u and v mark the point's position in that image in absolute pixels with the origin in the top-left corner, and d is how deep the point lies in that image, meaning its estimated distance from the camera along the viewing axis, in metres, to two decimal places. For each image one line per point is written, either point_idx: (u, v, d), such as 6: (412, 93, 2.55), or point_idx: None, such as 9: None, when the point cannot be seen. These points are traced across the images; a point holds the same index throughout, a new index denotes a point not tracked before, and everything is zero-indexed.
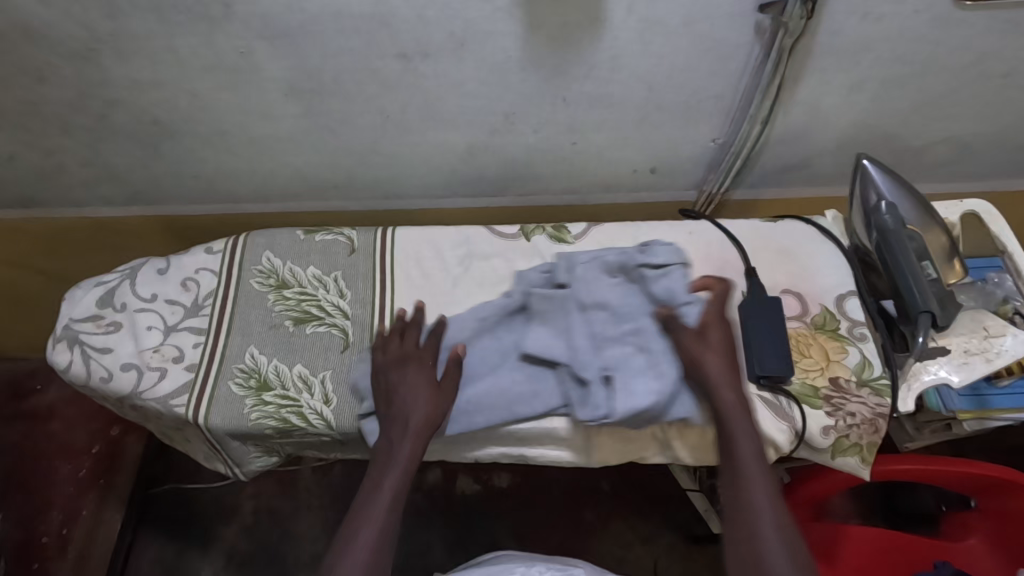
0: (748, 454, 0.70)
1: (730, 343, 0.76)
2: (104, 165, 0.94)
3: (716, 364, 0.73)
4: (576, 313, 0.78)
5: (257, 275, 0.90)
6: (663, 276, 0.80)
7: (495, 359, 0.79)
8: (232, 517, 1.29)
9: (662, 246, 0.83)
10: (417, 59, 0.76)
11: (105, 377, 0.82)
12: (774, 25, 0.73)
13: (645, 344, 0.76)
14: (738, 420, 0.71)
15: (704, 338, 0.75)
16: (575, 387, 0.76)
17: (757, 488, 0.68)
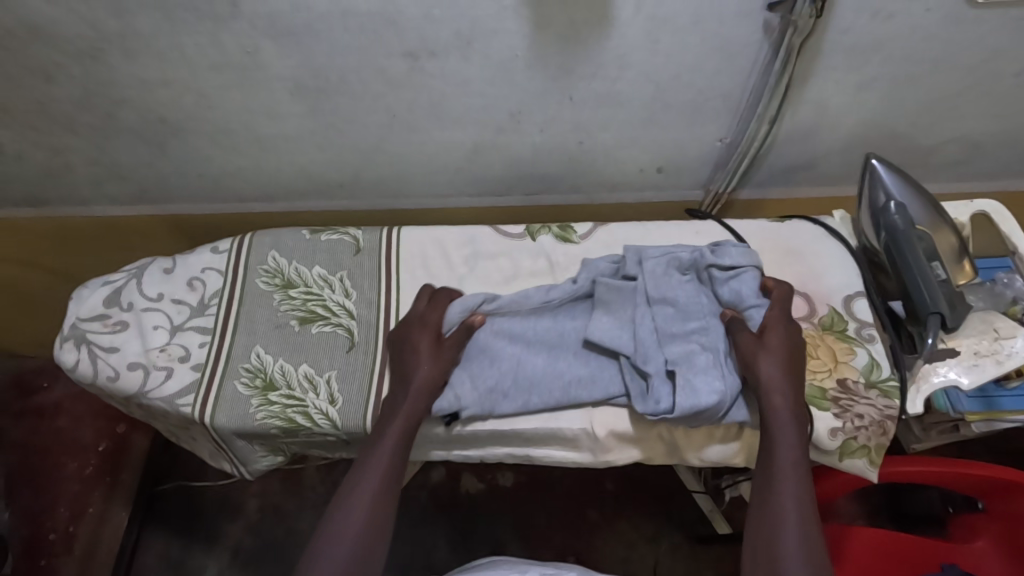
0: (787, 460, 0.69)
1: (797, 344, 0.75)
2: (111, 164, 0.94)
3: (775, 365, 0.72)
4: (643, 306, 0.78)
5: (263, 275, 0.90)
6: (733, 278, 0.81)
7: (553, 341, 0.80)
8: (237, 514, 1.30)
9: (733, 249, 0.83)
10: (423, 58, 0.76)
11: (112, 376, 0.83)
12: (783, 23, 0.72)
13: (711, 344, 0.75)
14: (786, 421, 0.70)
15: (764, 340, 0.75)
16: (636, 380, 0.76)
17: (789, 492, 0.67)
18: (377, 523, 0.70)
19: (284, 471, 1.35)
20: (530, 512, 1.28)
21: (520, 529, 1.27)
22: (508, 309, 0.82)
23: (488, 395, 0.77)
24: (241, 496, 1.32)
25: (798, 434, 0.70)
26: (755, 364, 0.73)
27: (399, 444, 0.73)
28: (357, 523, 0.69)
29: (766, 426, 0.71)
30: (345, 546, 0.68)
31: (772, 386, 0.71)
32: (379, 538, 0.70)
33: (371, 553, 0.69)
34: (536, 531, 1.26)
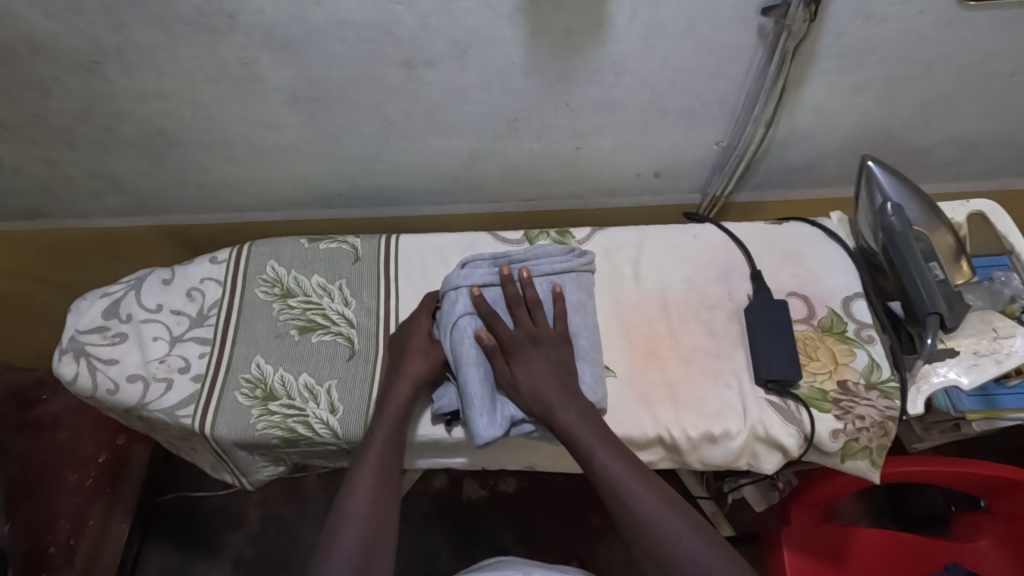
0: (614, 463, 0.69)
1: (550, 356, 0.75)
2: (108, 176, 0.94)
3: (535, 383, 0.73)
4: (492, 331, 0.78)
5: (262, 284, 0.90)
6: (452, 293, 0.79)
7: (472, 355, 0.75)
8: (239, 523, 1.31)
9: (483, 264, 0.81)
10: (420, 67, 0.76)
11: (111, 389, 0.83)
12: (778, 28, 0.72)
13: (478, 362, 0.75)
14: (583, 427, 0.70)
15: (513, 367, 0.74)
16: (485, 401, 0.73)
17: (632, 493, 0.68)
18: (382, 517, 0.70)
19: (286, 479, 1.35)
20: (534, 517, 1.28)
21: (523, 534, 1.27)
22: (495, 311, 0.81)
23: (490, 397, 0.74)
24: (242, 505, 1.33)
25: (597, 434, 0.71)
26: (533, 390, 0.73)
27: (390, 436, 0.73)
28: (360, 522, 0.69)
29: (576, 444, 0.70)
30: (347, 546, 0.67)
31: (543, 397, 0.72)
32: (382, 533, 0.69)
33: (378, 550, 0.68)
34: (540, 537, 1.26)
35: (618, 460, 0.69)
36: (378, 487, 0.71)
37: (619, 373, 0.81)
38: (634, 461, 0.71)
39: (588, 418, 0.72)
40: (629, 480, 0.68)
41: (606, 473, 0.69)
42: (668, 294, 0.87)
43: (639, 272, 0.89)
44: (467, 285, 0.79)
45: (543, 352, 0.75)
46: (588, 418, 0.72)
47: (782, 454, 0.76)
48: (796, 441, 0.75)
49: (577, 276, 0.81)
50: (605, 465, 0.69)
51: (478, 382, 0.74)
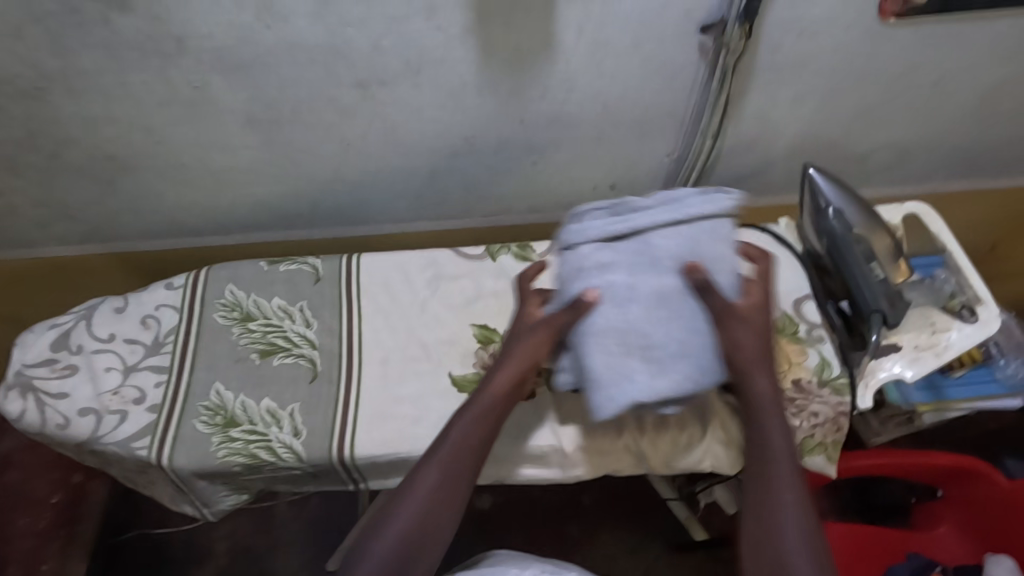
0: (787, 493, 0.62)
1: (769, 337, 0.67)
2: (56, 204, 0.92)
3: (752, 354, 0.65)
4: (624, 281, 0.65)
5: (220, 309, 0.89)
6: (566, 250, 0.70)
7: (618, 327, 0.64)
8: (206, 558, 1.27)
9: (599, 215, 0.69)
10: (374, 87, 0.77)
11: (61, 424, 0.80)
12: (717, 45, 0.76)
13: (628, 330, 0.64)
14: (765, 387, 0.66)
15: (737, 317, 0.65)
16: (611, 375, 0.63)
17: (788, 528, 0.60)
18: (450, 502, 0.65)
19: (254, 509, 1.31)
20: (510, 533, 1.28)
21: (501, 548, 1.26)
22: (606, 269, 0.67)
23: (616, 370, 0.63)
24: (209, 540, 1.28)
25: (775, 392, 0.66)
26: (744, 378, 0.66)
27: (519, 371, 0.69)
28: (434, 486, 0.65)
29: (760, 449, 0.65)
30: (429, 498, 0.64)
31: (749, 384, 0.66)
32: (450, 517, 0.64)
33: (431, 542, 0.63)
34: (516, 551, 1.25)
35: (793, 489, 0.62)
36: (468, 453, 0.67)
37: None
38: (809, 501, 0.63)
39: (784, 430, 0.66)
40: (789, 510, 0.61)
41: (768, 454, 0.64)
42: None
43: None
44: (589, 241, 0.69)
45: (767, 326, 0.67)
46: (784, 426, 0.66)
47: (744, 454, 0.79)
48: None
49: (714, 225, 0.68)
50: (772, 457, 0.64)
51: (599, 358, 0.63)
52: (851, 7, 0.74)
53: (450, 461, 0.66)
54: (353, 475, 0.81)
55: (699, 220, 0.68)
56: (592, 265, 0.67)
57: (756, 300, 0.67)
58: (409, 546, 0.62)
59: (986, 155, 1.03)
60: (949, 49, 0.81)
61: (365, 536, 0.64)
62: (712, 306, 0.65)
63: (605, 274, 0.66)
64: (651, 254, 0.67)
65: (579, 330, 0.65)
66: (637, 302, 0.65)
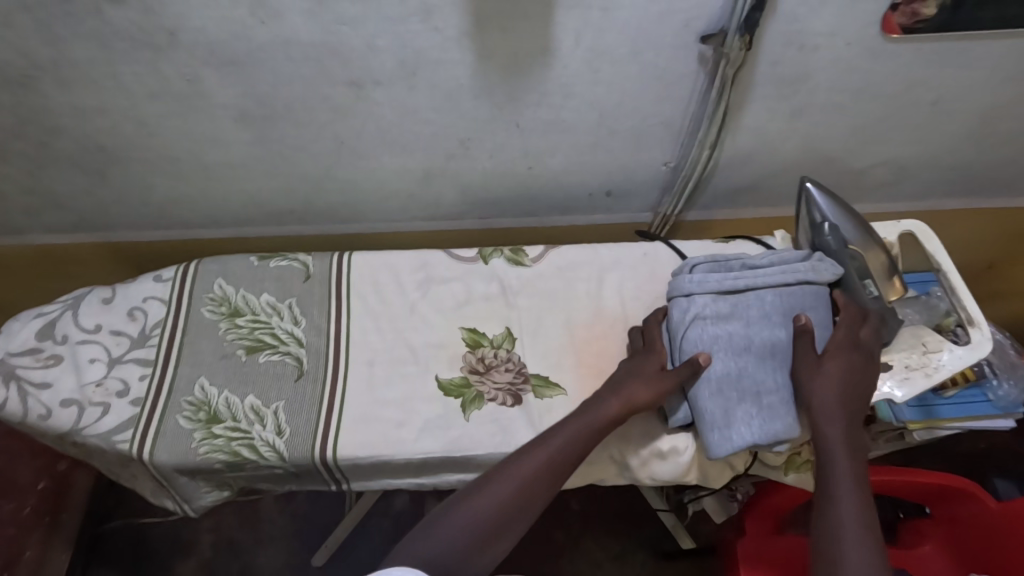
0: (852, 521, 0.61)
1: (860, 378, 0.70)
2: (46, 192, 0.91)
3: (831, 393, 0.68)
4: (738, 331, 0.73)
5: (209, 303, 0.88)
6: (684, 298, 0.76)
7: (731, 376, 0.71)
8: (190, 550, 1.26)
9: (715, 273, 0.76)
10: (368, 86, 0.76)
11: (43, 415, 0.79)
12: (717, 55, 0.75)
13: (737, 378, 0.71)
14: (831, 410, 0.67)
15: (822, 362, 0.70)
16: (723, 419, 0.70)
17: (852, 554, 0.59)
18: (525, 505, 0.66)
19: (242, 503, 1.31)
20: None
21: None
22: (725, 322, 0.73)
23: (727, 413, 0.70)
24: (195, 532, 1.28)
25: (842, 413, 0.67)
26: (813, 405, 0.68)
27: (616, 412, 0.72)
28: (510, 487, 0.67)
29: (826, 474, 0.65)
30: (500, 494, 0.66)
31: (822, 418, 0.67)
32: (515, 521, 0.66)
33: (494, 544, 0.64)
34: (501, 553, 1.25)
35: (857, 513, 0.62)
36: (552, 461, 0.69)
37: (569, 391, 0.81)
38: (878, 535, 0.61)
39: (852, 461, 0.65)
40: (854, 539, 0.60)
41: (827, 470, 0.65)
42: (628, 315, 0.88)
43: (593, 291, 0.90)
44: (701, 293, 0.75)
45: (857, 366, 0.70)
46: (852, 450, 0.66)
47: (729, 469, 0.79)
48: (741, 457, 0.77)
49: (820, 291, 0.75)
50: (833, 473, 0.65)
51: (713, 402, 0.71)
52: (853, 22, 0.73)
53: (537, 466, 0.68)
54: (335, 476, 0.80)
55: (811, 278, 0.75)
56: (707, 316, 0.74)
57: (851, 339, 0.72)
58: (473, 535, 0.64)
59: (985, 176, 1.02)
60: (951, 67, 0.81)
61: (429, 519, 0.66)
62: (802, 352, 0.71)
63: (721, 327, 0.73)
64: (764, 311, 0.73)
65: (699, 376, 0.72)
66: (751, 353, 0.72)
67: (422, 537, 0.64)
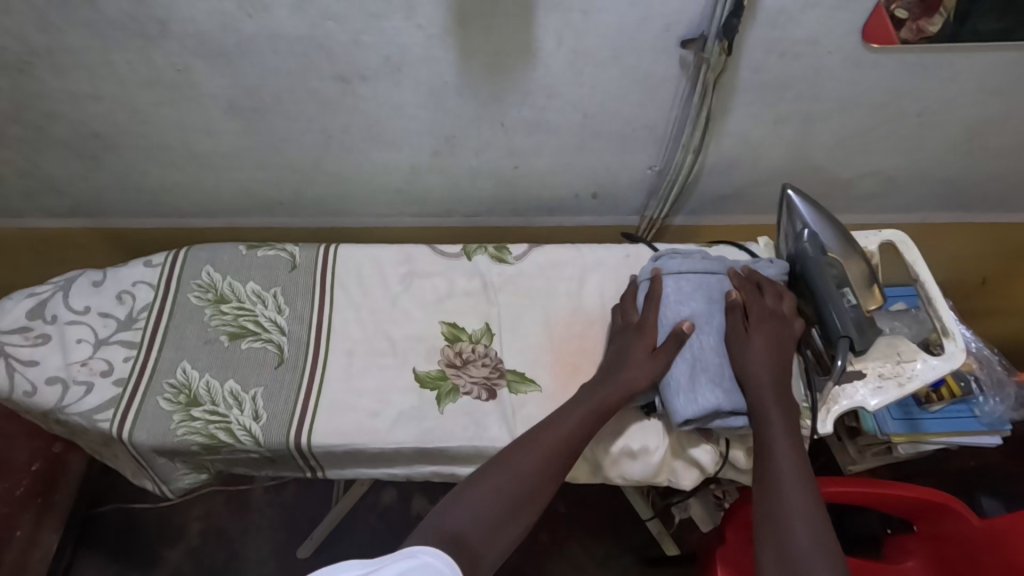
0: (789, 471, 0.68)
1: (784, 345, 0.76)
2: (43, 176, 0.93)
3: (760, 364, 0.73)
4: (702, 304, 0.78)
5: (195, 289, 0.90)
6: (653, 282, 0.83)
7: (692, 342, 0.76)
8: (177, 539, 1.27)
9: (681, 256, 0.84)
10: (355, 81, 0.78)
11: (29, 391, 0.80)
12: (698, 61, 0.76)
13: (702, 351, 0.75)
14: (763, 385, 0.72)
15: (753, 335, 0.76)
16: (687, 382, 0.73)
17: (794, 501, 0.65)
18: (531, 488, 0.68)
19: (230, 492, 1.33)
20: None
21: None
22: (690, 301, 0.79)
23: (691, 378, 0.74)
24: (184, 519, 1.30)
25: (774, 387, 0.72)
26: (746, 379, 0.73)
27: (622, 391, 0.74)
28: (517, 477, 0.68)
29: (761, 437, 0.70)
30: (495, 482, 0.67)
31: (755, 384, 0.72)
32: (520, 511, 0.66)
33: (504, 534, 0.64)
34: None
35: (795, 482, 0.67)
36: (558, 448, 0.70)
37: (544, 387, 0.82)
38: (812, 478, 0.68)
39: (786, 422, 0.71)
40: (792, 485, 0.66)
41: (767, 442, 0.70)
42: (603, 315, 0.88)
43: (575, 291, 0.91)
44: (670, 271, 0.82)
45: (781, 334, 0.77)
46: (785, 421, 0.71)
47: (700, 472, 0.79)
48: (712, 456, 0.78)
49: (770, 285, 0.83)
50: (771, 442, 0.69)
51: (682, 366, 0.74)
52: (833, 31, 0.74)
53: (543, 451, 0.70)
54: (309, 463, 0.81)
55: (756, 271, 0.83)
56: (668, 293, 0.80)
57: (774, 311, 0.78)
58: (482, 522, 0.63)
59: (974, 190, 1.02)
60: (935, 78, 0.81)
61: (436, 514, 0.65)
62: (732, 324, 0.77)
63: (686, 304, 0.78)
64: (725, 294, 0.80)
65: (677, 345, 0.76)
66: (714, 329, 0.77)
67: (436, 528, 0.62)
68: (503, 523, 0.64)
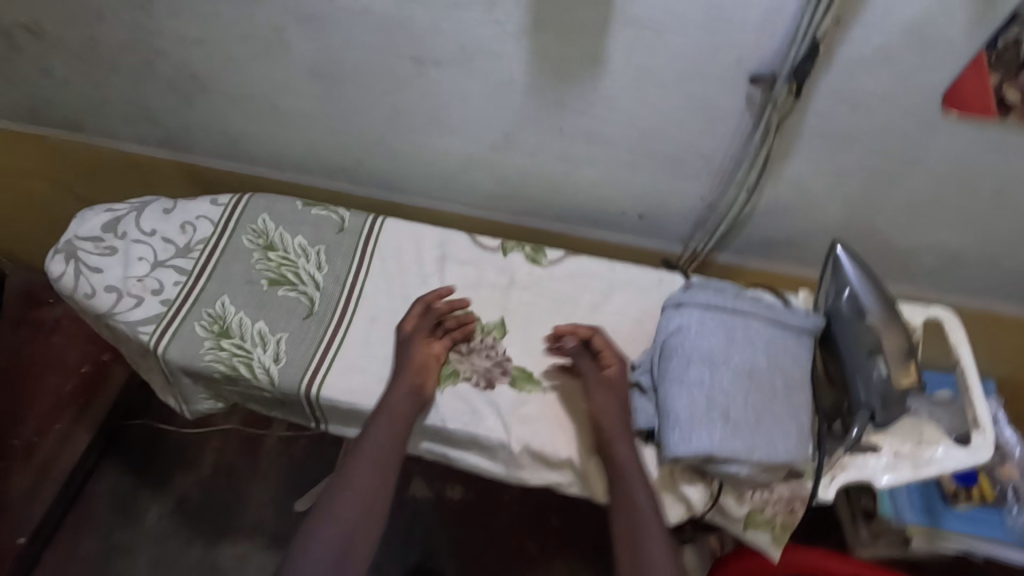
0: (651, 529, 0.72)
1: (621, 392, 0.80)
2: (142, 106, 1.03)
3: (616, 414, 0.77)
4: (719, 342, 0.77)
5: (250, 233, 0.96)
6: (677, 311, 0.83)
7: (700, 379, 0.75)
8: (190, 464, 1.35)
9: (708, 290, 0.83)
10: (429, 64, 0.82)
11: (88, 294, 0.89)
12: (763, 99, 0.76)
13: (710, 390, 0.74)
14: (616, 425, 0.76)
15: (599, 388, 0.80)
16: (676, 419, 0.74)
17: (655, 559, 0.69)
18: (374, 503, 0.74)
19: (245, 432, 1.40)
20: (467, 529, 1.28)
21: (456, 547, 1.26)
22: (706, 337, 0.78)
23: (690, 415, 0.73)
24: (198, 448, 1.37)
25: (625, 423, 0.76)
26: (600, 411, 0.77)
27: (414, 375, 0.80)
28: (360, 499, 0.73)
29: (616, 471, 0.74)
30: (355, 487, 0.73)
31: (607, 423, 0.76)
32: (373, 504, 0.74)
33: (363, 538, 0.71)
34: (468, 549, 1.26)
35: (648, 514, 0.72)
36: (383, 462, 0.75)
37: (547, 390, 0.83)
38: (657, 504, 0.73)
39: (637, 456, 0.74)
40: (658, 545, 0.70)
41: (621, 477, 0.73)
42: (616, 332, 0.89)
43: (597, 304, 0.91)
44: (693, 304, 0.82)
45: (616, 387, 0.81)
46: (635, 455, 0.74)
47: (687, 509, 0.78)
48: (701, 497, 0.77)
49: (800, 334, 0.81)
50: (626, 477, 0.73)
51: (681, 404, 0.74)
52: (911, 91, 0.72)
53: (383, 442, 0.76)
54: (315, 414, 0.86)
55: (789, 319, 0.80)
56: (688, 327, 0.80)
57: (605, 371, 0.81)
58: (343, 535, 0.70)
59: None
60: (1018, 158, 0.77)
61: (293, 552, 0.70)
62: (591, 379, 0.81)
63: (703, 339, 0.78)
64: (749, 336, 0.78)
65: (679, 380, 0.76)
66: (727, 368, 0.76)
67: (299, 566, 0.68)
68: (362, 523, 0.72)
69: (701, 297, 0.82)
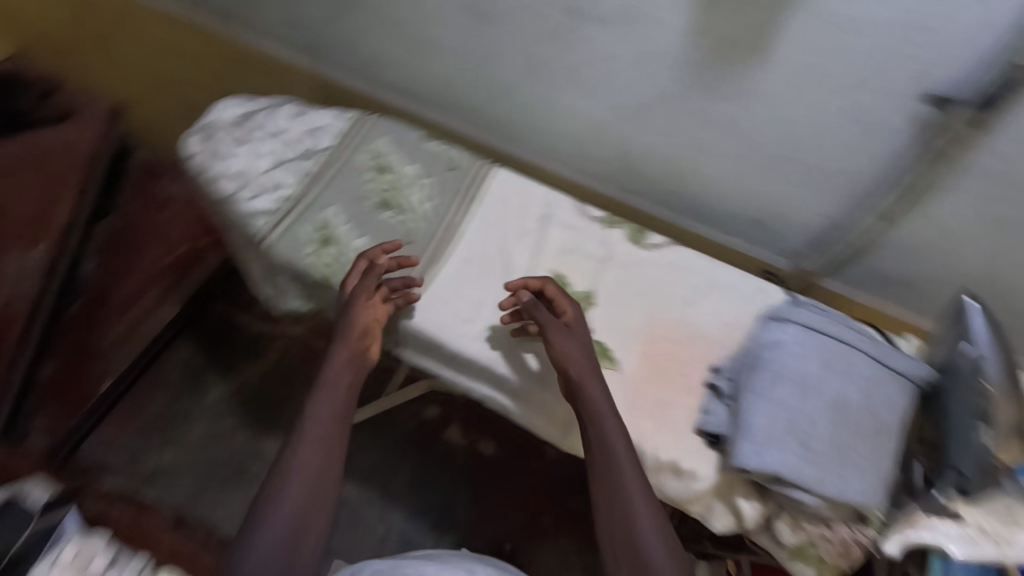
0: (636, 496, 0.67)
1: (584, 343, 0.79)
2: (296, 10, 1.06)
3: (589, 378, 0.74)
4: (816, 367, 0.74)
5: (367, 152, 0.99)
6: (777, 324, 0.79)
7: (786, 397, 0.72)
8: (259, 356, 1.44)
9: (815, 312, 0.80)
10: (584, 19, 0.80)
11: (216, 177, 0.95)
12: (935, 122, 0.70)
13: (795, 410, 0.71)
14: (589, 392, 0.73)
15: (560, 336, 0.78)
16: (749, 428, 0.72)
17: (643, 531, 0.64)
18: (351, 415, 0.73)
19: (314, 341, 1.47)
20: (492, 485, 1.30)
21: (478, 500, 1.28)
22: (803, 358, 0.75)
23: (767, 430, 0.71)
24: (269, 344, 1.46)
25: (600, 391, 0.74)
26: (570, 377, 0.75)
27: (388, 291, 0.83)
28: (338, 407, 0.72)
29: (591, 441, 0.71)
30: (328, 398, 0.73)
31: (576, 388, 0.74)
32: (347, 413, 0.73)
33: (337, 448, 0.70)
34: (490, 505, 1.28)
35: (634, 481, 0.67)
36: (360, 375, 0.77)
37: (622, 370, 0.83)
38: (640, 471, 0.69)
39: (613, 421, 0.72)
40: (644, 511, 0.65)
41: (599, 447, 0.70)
42: (704, 330, 0.86)
43: (690, 299, 0.89)
44: (796, 322, 0.78)
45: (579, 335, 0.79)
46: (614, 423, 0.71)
47: (735, 521, 0.76)
48: (754, 514, 0.75)
49: (904, 380, 0.76)
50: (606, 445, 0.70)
51: (759, 415, 0.72)
52: None
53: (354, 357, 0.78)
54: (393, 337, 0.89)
55: (896, 363, 0.75)
56: (787, 343, 0.76)
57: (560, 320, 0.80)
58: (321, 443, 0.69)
59: None
60: None
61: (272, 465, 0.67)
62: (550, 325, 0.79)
63: (799, 359, 0.74)
64: (849, 369, 0.74)
65: (764, 393, 0.73)
66: (818, 394, 0.72)
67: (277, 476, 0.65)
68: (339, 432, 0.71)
69: (806, 317, 0.78)
